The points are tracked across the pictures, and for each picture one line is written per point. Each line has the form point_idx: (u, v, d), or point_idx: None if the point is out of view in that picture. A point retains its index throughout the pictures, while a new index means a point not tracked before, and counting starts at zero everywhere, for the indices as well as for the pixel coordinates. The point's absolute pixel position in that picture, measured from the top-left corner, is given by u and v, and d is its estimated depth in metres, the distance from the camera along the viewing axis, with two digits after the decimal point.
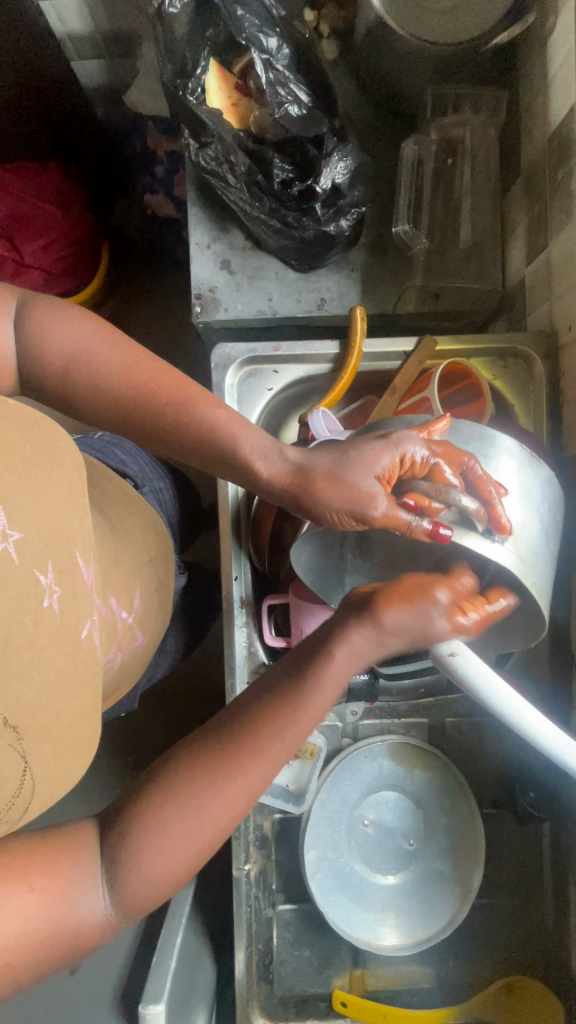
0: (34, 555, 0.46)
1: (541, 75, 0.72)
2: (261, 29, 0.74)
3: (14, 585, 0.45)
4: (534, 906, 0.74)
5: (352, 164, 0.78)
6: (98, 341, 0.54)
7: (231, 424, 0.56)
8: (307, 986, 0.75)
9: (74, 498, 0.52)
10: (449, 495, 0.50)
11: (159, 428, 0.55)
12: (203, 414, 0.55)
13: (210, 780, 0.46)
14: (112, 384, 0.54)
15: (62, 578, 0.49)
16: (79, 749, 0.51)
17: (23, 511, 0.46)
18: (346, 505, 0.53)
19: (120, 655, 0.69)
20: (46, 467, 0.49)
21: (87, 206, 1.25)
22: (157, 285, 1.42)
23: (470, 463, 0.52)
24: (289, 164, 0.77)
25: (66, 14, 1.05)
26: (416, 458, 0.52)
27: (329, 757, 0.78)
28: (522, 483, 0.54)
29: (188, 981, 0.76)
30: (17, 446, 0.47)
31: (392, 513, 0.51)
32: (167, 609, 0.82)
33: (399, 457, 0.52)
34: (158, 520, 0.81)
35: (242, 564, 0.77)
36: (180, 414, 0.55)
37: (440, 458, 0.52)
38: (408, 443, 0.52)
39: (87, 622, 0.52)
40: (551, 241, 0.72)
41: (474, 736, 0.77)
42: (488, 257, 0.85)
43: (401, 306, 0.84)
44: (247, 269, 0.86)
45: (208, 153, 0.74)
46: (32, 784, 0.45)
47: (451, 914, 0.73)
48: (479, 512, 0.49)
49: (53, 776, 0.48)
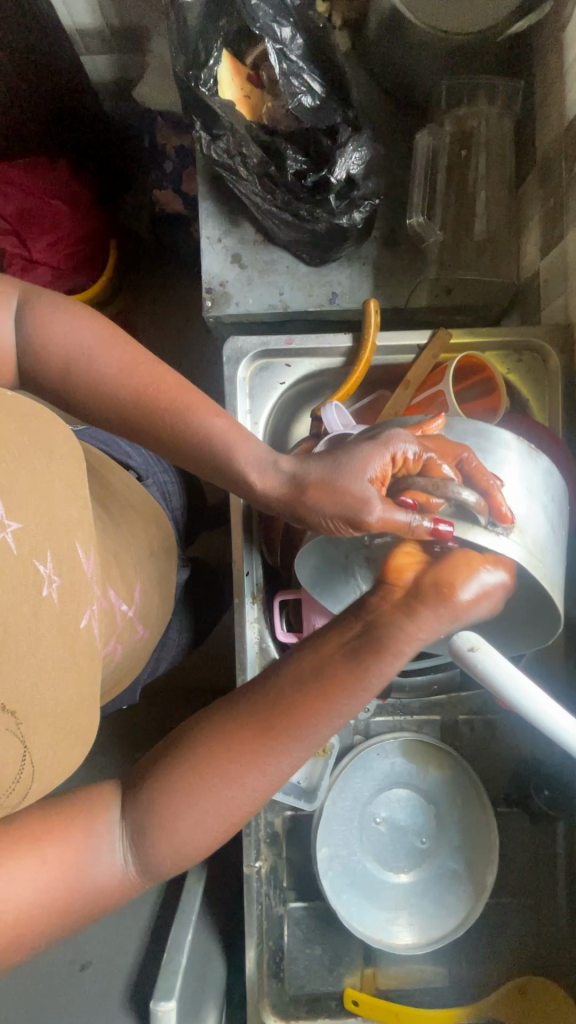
0: (33, 545, 0.46)
1: (557, 64, 0.71)
2: (275, 19, 0.72)
3: (12, 575, 0.44)
4: (548, 906, 0.73)
5: (366, 155, 0.77)
6: (100, 335, 0.54)
7: (229, 434, 0.56)
8: (318, 985, 0.74)
9: (74, 489, 0.52)
10: (448, 490, 0.48)
11: (151, 434, 0.55)
12: (197, 432, 0.55)
13: (240, 759, 0.47)
14: (112, 376, 0.53)
15: (61, 569, 0.48)
16: (78, 736, 0.50)
17: (21, 499, 0.46)
18: (339, 511, 0.52)
19: (119, 647, 0.69)
20: (45, 459, 0.49)
21: (95, 202, 1.25)
22: (164, 282, 1.42)
23: (463, 455, 0.51)
24: (302, 156, 0.76)
25: (75, 8, 1.04)
26: (409, 455, 0.51)
27: (341, 754, 0.77)
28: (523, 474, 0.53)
29: (199, 977, 0.75)
30: (16, 438, 0.47)
31: (390, 514, 0.49)
32: (168, 599, 0.81)
33: (391, 454, 0.51)
34: (160, 513, 0.81)
35: (254, 558, 0.76)
36: (182, 412, 0.54)
37: (433, 454, 0.51)
38: (398, 440, 0.51)
39: (87, 611, 0.52)
40: (567, 233, 0.71)
41: (488, 734, 0.76)
42: (502, 250, 0.84)
43: (413, 301, 0.83)
44: (257, 263, 0.85)
45: (220, 146, 0.73)
46: (32, 770, 0.45)
47: (465, 914, 0.72)
48: (478, 504, 0.48)
49: (52, 761, 0.47)
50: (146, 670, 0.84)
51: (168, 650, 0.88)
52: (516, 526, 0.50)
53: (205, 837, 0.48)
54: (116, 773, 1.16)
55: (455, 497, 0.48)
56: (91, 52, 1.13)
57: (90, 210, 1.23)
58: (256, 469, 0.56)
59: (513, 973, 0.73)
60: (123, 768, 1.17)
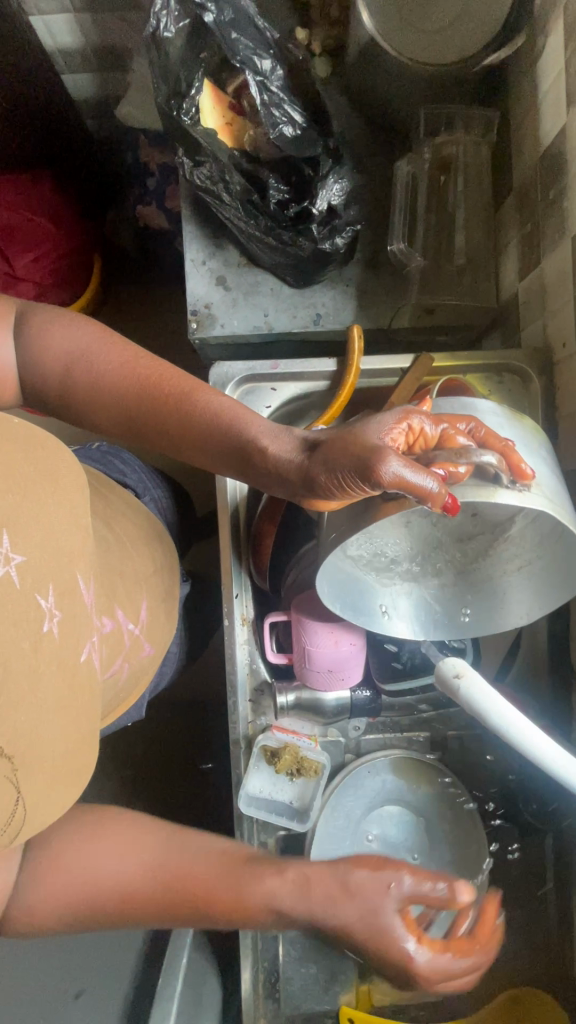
0: (35, 579, 0.46)
1: (530, 94, 0.73)
2: (255, 51, 0.73)
3: (15, 611, 0.44)
4: (540, 918, 0.75)
5: (347, 186, 0.78)
6: (93, 351, 0.54)
7: (237, 409, 0.56)
8: (313, 1003, 0.75)
9: (76, 520, 0.51)
10: (470, 455, 0.47)
11: (153, 422, 0.55)
12: (200, 416, 0.55)
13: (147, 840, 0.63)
14: (106, 396, 0.55)
15: (63, 602, 0.48)
16: (75, 775, 0.50)
17: (25, 531, 0.45)
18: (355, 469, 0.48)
19: (126, 667, 0.69)
20: (50, 488, 0.48)
21: (79, 218, 1.25)
22: (149, 297, 1.42)
23: (473, 423, 0.50)
24: (285, 184, 0.78)
25: (57, 29, 1.05)
26: (426, 428, 0.49)
27: (333, 772, 0.77)
28: (523, 440, 0.54)
29: (195, 1000, 0.76)
30: (24, 468, 0.46)
31: (408, 473, 0.45)
32: (174, 613, 0.80)
33: (408, 426, 0.48)
34: (162, 529, 0.81)
35: (243, 581, 0.77)
36: (182, 397, 0.55)
37: (448, 425, 0.49)
38: (413, 412, 0.49)
39: (87, 644, 0.52)
40: (544, 258, 0.73)
41: (476, 748, 0.78)
42: (482, 272, 0.85)
43: (396, 322, 0.86)
44: (243, 285, 0.86)
45: (202, 172, 0.75)
46: (24, 813, 0.44)
47: (454, 924, 0.75)
48: (504, 465, 0.47)
49: (47, 800, 0.47)
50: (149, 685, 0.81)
51: (168, 663, 0.87)
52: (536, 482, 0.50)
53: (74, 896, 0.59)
54: (107, 791, 1.16)
55: (479, 459, 0.46)
56: (72, 71, 1.14)
57: (74, 226, 1.23)
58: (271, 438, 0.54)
59: (504, 983, 0.74)
60: (116, 786, 1.17)
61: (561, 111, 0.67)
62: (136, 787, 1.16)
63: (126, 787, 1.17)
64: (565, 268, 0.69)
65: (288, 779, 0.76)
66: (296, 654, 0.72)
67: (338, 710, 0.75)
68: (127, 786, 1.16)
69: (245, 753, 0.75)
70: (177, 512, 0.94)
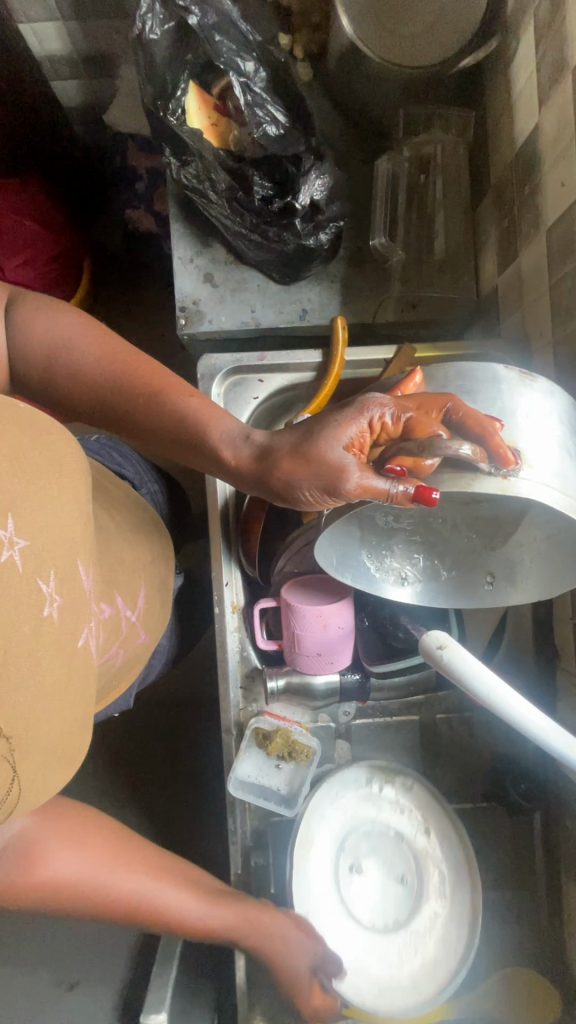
0: (37, 564, 0.46)
1: (505, 95, 0.75)
2: (238, 54, 0.76)
3: (16, 593, 0.44)
4: (530, 899, 0.76)
5: (328, 181, 0.81)
6: (77, 344, 0.56)
7: (205, 413, 0.57)
8: None
9: (79, 508, 0.52)
10: (439, 446, 0.45)
11: (126, 418, 0.57)
12: (170, 418, 0.56)
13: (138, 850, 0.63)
14: (85, 389, 0.56)
15: (63, 587, 0.48)
16: (68, 756, 0.51)
17: (30, 517, 0.46)
18: (319, 482, 0.50)
19: (121, 654, 0.70)
20: (55, 475, 0.49)
21: (67, 221, 1.26)
22: (138, 299, 1.44)
23: (448, 406, 0.48)
24: (269, 181, 0.80)
25: (44, 36, 1.07)
26: (386, 420, 0.49)
27: (324, 757, 0.78)
28: (528, 412, 0.51)
29: (189, 992, 0.76)
30: (30, 452, 0.47)
31: (367, 480, 0.47)
32: (169, 602, 0.81)
33: (368, 421, 0.49)
34: (157, 517, 0.81)
35: (233, 571, 0.78)
36: (155, 397, 0.56)
37: (412, 414, 0.48)
38: (374, 405, 0.49)
39: (84, 629, 0.52)
40: (521, 252, 0.75)
41: (466, 731, 0.79)
42: (462, 267, 0.88)
43: (380, 315, 0.87)
44: (229, 282, 0.88)
45: (189, 172, 0.77)
46: (19, 790, 0.45)
47: (459, 958, 0.69)
48: (480, 453, 0.45)
49: (40, 782, 0.48)
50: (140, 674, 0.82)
51: (159, 654, 0.88)
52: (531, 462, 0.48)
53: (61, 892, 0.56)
54: (100, 791, 1.15)
55: (447, 450, 0.44)
56: (60, 77, 1.17)
57: (63, 229, 1.24)
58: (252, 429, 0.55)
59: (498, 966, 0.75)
60: (109, 783, 1.17)
61: (534, 110, 0.69)
62: (129, 785, 1.16)
63: (120, 786, 1.16)
64: (541, 262, 0.71)
65: (280, 765, 0.76)
66: (286, 639, 0.73)
67: (328, 694, 0.76)
68: (120, 784, 1.16)
69: (237, 739, 0.77)
70: (172, 503, 0.95)
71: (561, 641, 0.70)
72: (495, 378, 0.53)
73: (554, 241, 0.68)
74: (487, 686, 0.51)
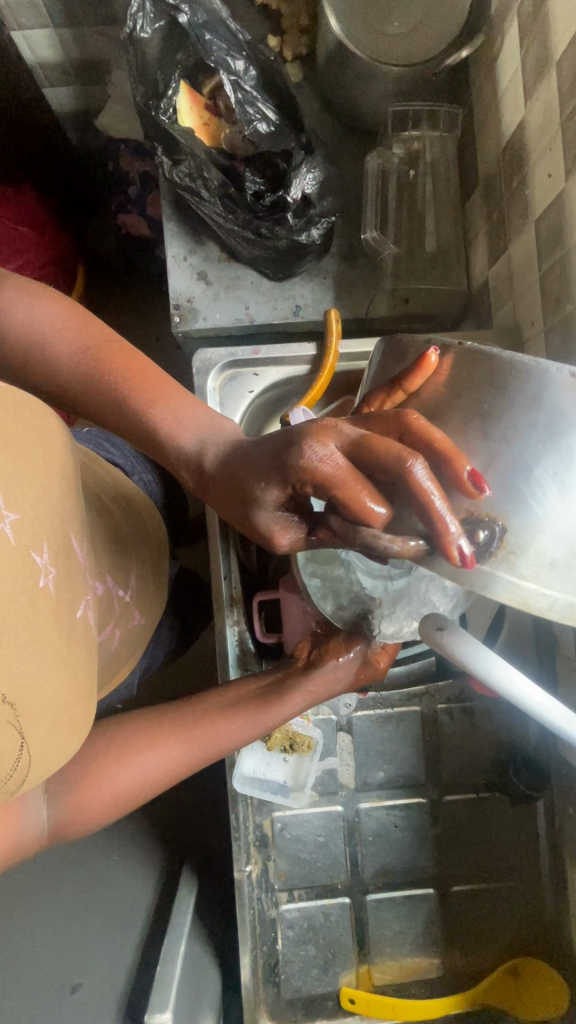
0: (29, 537, 0.46)
1: (492, 91, 0.77)
2: (228, 53, 0.77)
3: (11, 567, 0.44)
4: (535, 889, 0.76)
5: (319, 175, 0.81)
6: (53, 336, 0.56)
7: (167, 414, 0.55)
8: (313, 987, 0.75)
9: (67, 487, 0.52)
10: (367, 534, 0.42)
11: (97, 415, 0.57)
12: (134, 420, 0.55)
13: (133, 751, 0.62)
14: (60, 383, 0.57)
15: (57, 560, 0.49)
16: (77, 726, 0.51)
17: (19, 491, 0.46)
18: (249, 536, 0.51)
19: (117, 634, 0.69)
20: (41, 453, 0.49)
21: (61, 226, 1.28)
22: (133, 303, 1.45)
23: (398, 471, 0.39)
24: (261, 177, 0.80)
25: (37, 45, 1.08)
26: (309, 488, 0.43)
27: (327, 750, 0.78)
28: (562, 483, 0.44)
29: (194, 990, 0.76)
30: (14, 425, 0.47)
31: (293, 541, 0.48)
32: (164, 587, 0.81)
33: (291, 489, 0.44)
34: (149, 504, 0.82)
35: (232, 561, 0.78)
36: (119, 398, 0.55)
37: (340, 490, 0.41)
38: (296, 470, 0.43)
39: (82, 601, 0.53)
40: (511, 243, 0.76)
41: (467, 720, 0.78)
42: (453, 260, 0.89)
43: (373, 310, 0.89)
44: (223, 279, 0.89)
45: (182, 170, 0.78)
46: (29, 759, 0.45)
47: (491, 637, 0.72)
48: (414, 543, 0.42)
49: (52, 753, 0.48)
50: (140, 664, 0.83)
51: (159, 649, 0.88)
52: (514, 555, 0.43)
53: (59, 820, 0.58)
54: None
55: (366, 541, 0.42)
56: (52, 85, 1.18)
57: (57, 236, 1.26)
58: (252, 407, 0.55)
59: (505, 957, 0.75)
60: None
61: (521, 104, 0.70)
62: None
63: None
64: (530, 253, 0.72)
65: (281, 758, 0.77)
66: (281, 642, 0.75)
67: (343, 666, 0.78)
68: None
69: None
70: (168, 498, 0.95)
71: (560, 626, 0.71)
72: (539, 407, 0.45)
73: (542, 230, 0.69)
74: (487, 669, 0.50)
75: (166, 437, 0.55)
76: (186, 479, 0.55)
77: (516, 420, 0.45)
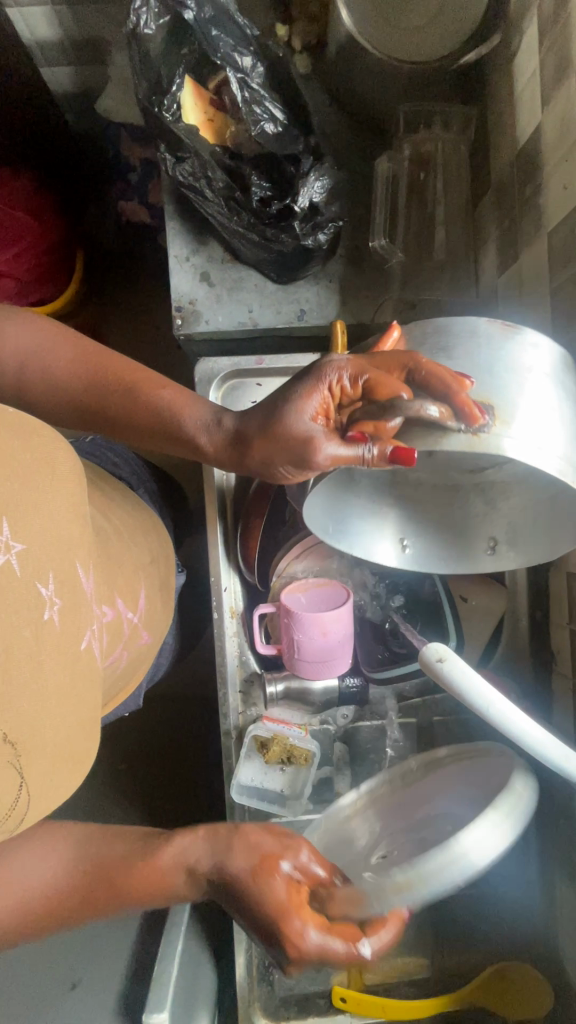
0: (35, 568, 0.46)
1: (508, 93, 0.74)
2: (236, 48, 0.74)
3: (14, 600, 0.44)
4: (524, 896, 0.78)
5: (328, 183, 0.80)
6: (51, 351, 0.56)
7: (177, 400, 0.59)
8: (306, 985, 0.78)
9: (75, 509, 0.51)
10: (398, 412, 0.47)
11: (105, 416, 0.58)
12: (148, 411, 0.58)
13: (87, 846, 0.55)
14: (64, 392, 0.57)
15: (63, 589, 0.48)
16: (74, 761, 0.51)
17: (25, 521, 0.45)
18: (292, 456, 0.54)
19: (125, 655, 0.70)
20: (49, 482, 0.48)
21: (59, 212, 1.22)
22: (133, 292, 1.43)
23: (410, 366, 0.49)
24: (267, 182, 0.78)
25: (34, 21, 1.03)
26: (344, 383, 0.51)
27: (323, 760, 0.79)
28: (515, 371, 0.51)
29: (190, 991, 0.78)
30: (18, 452, 0.45)
31: (331, 451, 0.52)
32: (170, 602, 0.81)
33: (326, 388, 0.51)
34: (160, 525, 0.82)
35: (232, 576, 0.80)
36: (129, 394, 0.57)
37: (368, 375, 0.50)
38: (331, 369, 0.51)
39: (87, 633, 0.52)
40: (522, 253, 0.74)
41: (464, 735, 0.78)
42: (462, 266, 0.87)
43: (379, 318, 0.87)
44: (226, 281, 0.87)
45: (185, 168, 0.76)
46: (27, 799, 0.45)
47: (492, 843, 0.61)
48: (437, 409, 0.46)
49: (50, 789, 0.48)
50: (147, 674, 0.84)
51: (162, 656, 0.89)
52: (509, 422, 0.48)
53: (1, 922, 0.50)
54: (100, 790, 1.16)
55: (405, 413, 0.47)
56: (50, 64, 1.12)
57: (55, 223, 1.21)
58: (257, 429, 0.55)
59: (493, 959, 0.78)
60: None
61: (538, 109, 0.68)
62: None
63: None
64: (542, 264, 0.70)
65: (278, 769, 0.76)
66: (286, 645, 0.73)
67: (326, 701, 0.77)
68: (120, 783, 1.18)
69: (236, 745, 0.77)
70: (168, 503, 0.95)
71: (556, 643, 0.73)
72: (474, 332, 0.52)
73: (555, 243, 0.67)
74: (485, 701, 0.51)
75: (185, 436, 0.59)
76: (206, 445, 0.59)
77: (460, 346, 0.52)
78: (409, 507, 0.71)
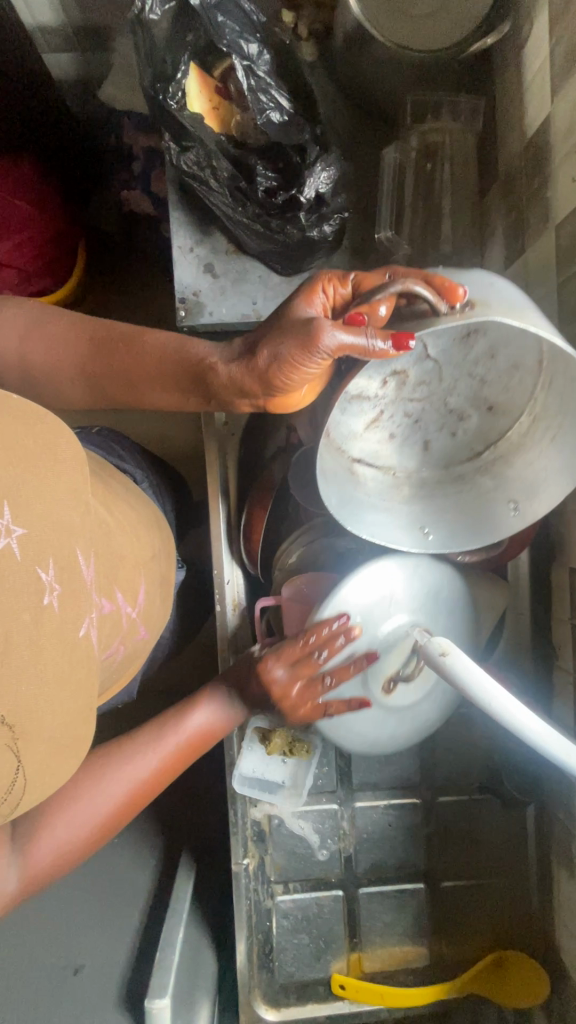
0: (35, 552, 0.46)
1: (517, 82, 0.73)
2: (241, 36, 0.73)
3: (15, 584, 0.44)
4: (521, 886, 0.79)
5: (334, 174, 0.78)
6: (49, 325, 0.60)
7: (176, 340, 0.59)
8: (306, 973, 0.79)
9: (77, 496, 0.51)
10: (388, 290, 0.49)
11: (112, 372, 0.60)
12: (150, 355, 0.59)
13: (121, 763, 0.65)
14: (68, 355, 0.60)
15: (62, 576, 0.48)
16: (73, 744, 0.51)
17: (25, 505, 0.45)
18: (296, 346, 0.51)
19: (122, 648, 0.70)
20: (50, 471, 0.48)
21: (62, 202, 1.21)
22: (137, 283, 1.42)
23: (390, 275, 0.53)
24: (272, 172, 0.78)
25: (37, 7, 1.04)
26: (337, 289, 0.54)
27: (325, 752, 0.79)
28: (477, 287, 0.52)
29: (190, 976, 0.79)
30: (20, 438, 0.46)
31: (336, 337, 0.49)
32: (169, 598, 0.82)
33: (321, 290, 0.53)
34: (160, 518, 0.83)
35: (235, 568, 0.81)
36: (128, 344, 0.59)
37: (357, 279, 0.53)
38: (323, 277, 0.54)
39: (86, 620, 0.52)
40: (528, 246, 0.74)
41: (461, 725, 0.81)
42: (468, 259, 0.87)
43: None
44: (230, 272, 0.86)
45: (189, 157, 0.74)
46: (24, 780, 0.46)
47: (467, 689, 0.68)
48: (422, 286, 0.48)
49: (45, 771, 0.49)
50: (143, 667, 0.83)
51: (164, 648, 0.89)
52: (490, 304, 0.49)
53: (58, 851, 0.60)
54: None
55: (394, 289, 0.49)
56: (53, 49, 1.12)
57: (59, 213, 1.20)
58: None
59: (490, 948, 0.79)
60: None
61: (547, 99, 0.67)
62: None
63: None
64: (548, 258, 0.70)
65: (280, 761, 0.77)
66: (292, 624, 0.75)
67: None
68: None
69: (238, 736, 0.79)
70: (172, 495, 0.95)
71: (558, 638, 0.74)
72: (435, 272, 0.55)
73: (562, 236, 0.66)
74: (486, 695, 0.51)
75: (193, 368, 0.58)
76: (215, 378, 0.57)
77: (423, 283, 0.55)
78: (421, 498, 0.70)
